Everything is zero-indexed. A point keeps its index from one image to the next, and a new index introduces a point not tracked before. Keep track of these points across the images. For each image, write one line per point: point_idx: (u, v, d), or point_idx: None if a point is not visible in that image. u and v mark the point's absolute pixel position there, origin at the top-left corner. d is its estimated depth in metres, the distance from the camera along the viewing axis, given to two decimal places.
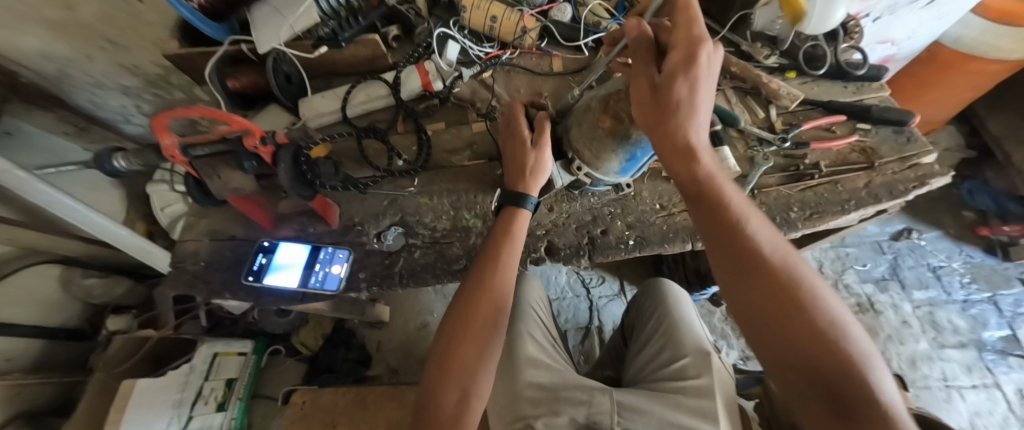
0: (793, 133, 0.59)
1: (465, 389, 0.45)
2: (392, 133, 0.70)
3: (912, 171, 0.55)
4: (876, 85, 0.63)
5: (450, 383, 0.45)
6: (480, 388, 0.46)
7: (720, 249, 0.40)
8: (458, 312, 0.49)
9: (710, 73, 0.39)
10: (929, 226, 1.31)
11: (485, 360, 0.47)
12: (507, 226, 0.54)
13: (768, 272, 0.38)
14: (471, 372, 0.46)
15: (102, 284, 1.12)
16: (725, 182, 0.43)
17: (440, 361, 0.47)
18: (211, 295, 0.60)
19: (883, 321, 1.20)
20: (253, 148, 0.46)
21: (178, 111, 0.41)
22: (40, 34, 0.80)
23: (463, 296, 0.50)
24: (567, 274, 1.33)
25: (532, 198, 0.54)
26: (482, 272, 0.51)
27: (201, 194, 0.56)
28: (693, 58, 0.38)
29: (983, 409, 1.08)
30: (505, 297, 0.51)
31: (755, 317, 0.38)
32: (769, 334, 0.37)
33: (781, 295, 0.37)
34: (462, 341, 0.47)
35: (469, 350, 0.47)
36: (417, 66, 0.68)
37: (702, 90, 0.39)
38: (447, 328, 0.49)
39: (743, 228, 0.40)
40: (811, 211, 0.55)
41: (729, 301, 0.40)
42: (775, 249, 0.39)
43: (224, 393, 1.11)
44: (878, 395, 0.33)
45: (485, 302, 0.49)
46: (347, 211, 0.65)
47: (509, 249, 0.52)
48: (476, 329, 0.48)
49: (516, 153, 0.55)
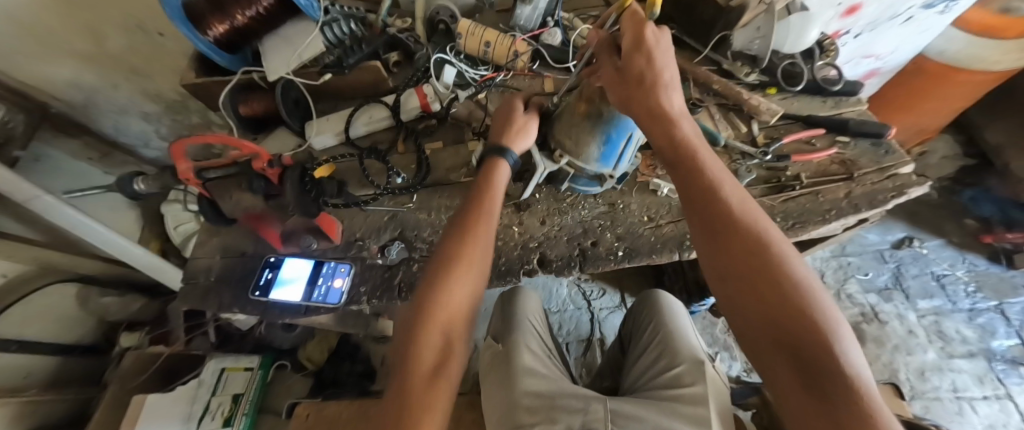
0: (773, 147, 0.61)
1: (448, 336, 0.44)
2: (393, 153, 0.74)
3: (891, 181, 0.57)
4: (854, 99, 0.66)
5: (434, 331, 0.43)
6: (462, 333, 0.45)
7: (695, 210, 0.43)
8: (439, 261, 0.48)
9: (664, 49, 0.44)
10: (931, 234, 1.31)
11: (467, 305, 0.47)
12: (489, 175, 0.55)
13: (738, 230, 0.39)
14: (454, 316, 0.45)
15: (118, 303, 1.19)
16: (704, 151, 0.45)
17: (419, 310, 0.45)
18: (220, 309, 0.63)
19: (888, 331, 1.18)
20: (262, 170, 0.51)
21: (195, 137, 0.46)
22: (70, 66, 0.87)
23: (445, 245, 0.50)
24: (569, 286, 1.34)
25: (514, 153, 0.56)
26: (465, 222, 0.51)
27: (215, 215, 0.59)
28: (642, 38, 0.44)
29: (996, 421, 1.05)
30: (486, 247, 0.51)
31: (729, 277, 0.39)
32: (739, 291, 0.37)
33: (749, 252, 0.38)
34: (444, 287, 0.46)
35: (454, 295, 0.46)
36: (415, 89, 0.72)
37: (662, 61, 0.44)
38: (427, 278, 0.48)
39: (714, 188, 0.42)
40: (794, 221, 0.56)
41: (705, 262, 0.41)
42: (744, 209, 0.41)
43: (230, 408, 1.08)
44: (841, 360, 0.31)
45: (468, 249, 0.49)
46: (350, 227, 0.69)
47: (490, 201, 0.53)
48: (463, 272, 0.47)
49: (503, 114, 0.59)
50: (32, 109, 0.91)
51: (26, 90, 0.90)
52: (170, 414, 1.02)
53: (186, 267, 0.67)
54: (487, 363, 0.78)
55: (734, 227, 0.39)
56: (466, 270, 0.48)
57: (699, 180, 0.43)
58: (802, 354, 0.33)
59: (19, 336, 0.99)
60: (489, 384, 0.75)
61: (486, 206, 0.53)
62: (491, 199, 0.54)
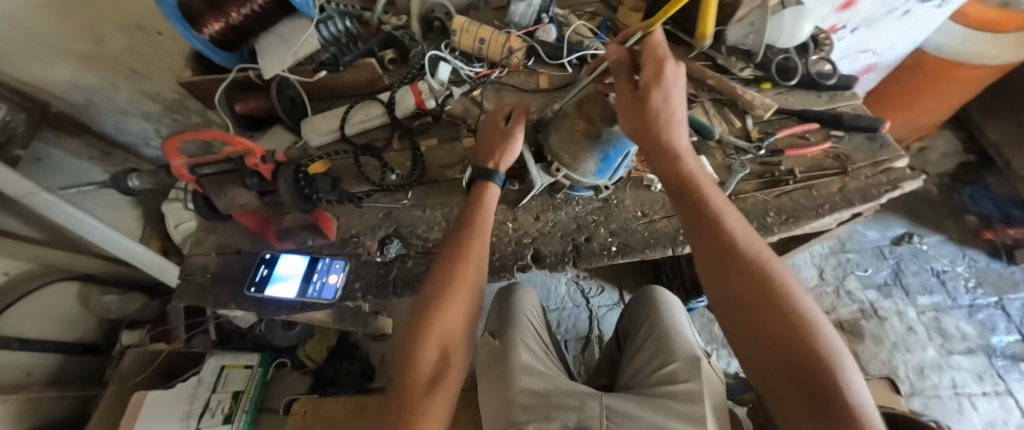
0: (767, 142, 0.61)
1: (446, 348, 0.46)
2: (389, 150, 0.74)
3: (885, 175, 0.57)
4: (848, 93, 0.66)
5: (431, 342, 0.46)
6: (460, 344, 0.48)
7: (700, 243, 0.43)
8: (437, 277, 0.50)
9: (677, 85, 0.45)
10: (931, 230, 1.30)
11: (464, 318, 0.49)
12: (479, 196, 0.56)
13: (744, 263, 0.39)
14: (452, 328, 0.47)
15: (120, 301, 1.20)
16: (710, 186, 0.46)
17: (419, 322, 0.47)
18: (217, 305, 0.64)
19: (887, 328, 1.18)
20: (254, 166, 0.49)
21: (189, 133, 0.46)
22: (69, 66, 0.87)
23: (442, 262, 0.52)
24: (567, 284, 1.34)
25: (500, 174, 0.57)
26: (460, 237, 0.53)
27: (210, 211, 0.60)
28: (660, 73, 0.44)
29: (997, 418, 1.05)
30: (481, 262, 0.53)
31: (736, 309, 0.38)
32: (745, 324, 0.37)
33: (755, 286, 0.37)
34: (441, 301, 0.48)
35: (451, 309, 0.48)
36: (411, 86, 0.72)
37: (674, 96, 0.45)
38: (426, 291, 0.50)
39: (720, 222, 0.42)
40: (787, 216, 0.56)
41: (711, 295, 0.41)
42: (750, 243, 0.41)
43: (231, 405, 1.09)
44: (853, 399, 0.31)
45: (463, 267, 0.51)
46: (345, 224, 0.69)
47: (484, 219, 0.55)
48: (458, 290, 0.49)
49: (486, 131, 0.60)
50: (33, 109, 0.92)
51: (27, 90, 0.91)
52: (169, 413, 1.01)
53: (184, 264, 0.68)
54: (483, 359, 0.79)
55: (740, 261, 0.39)
56: (461, 285, 0.50)
57: (705, 214, 0.43)
58: (810, 387, 0.32)
59: (21, 334, 1.00)
60: (485, 381, 0.75)
61: (478, 222, 0.55)
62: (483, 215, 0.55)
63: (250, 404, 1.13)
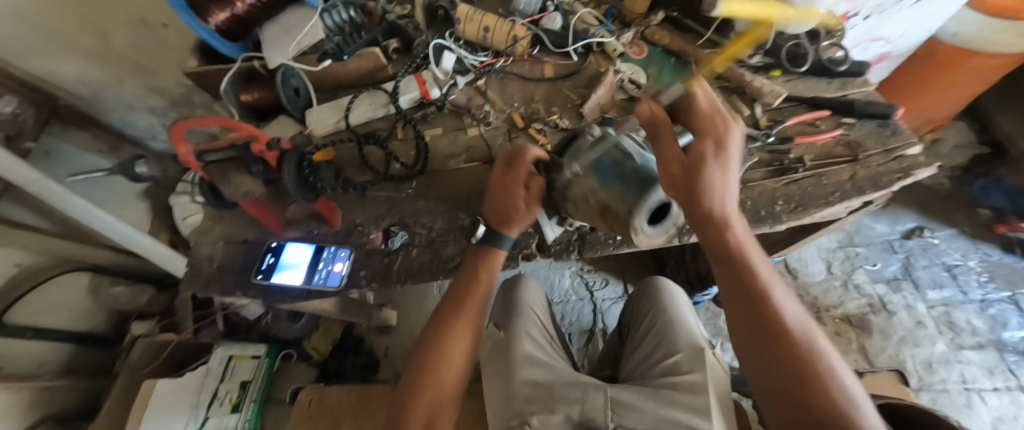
0: (776, 129, 0.60)
1: (433, 412, 0.48)
2: (393, 140, 0.73)
3: (897, 163, 0.55)
4: (860, 80, 0.64)
5: (419, 409, 0.48)
6: (448, 411, 0.49)
7: (737, 303, 0.40)
8: (430, 343, 0.52)
9: (733, 155, 0.41)
10: (942, 224, 1.28)
11: (454, 385, 0.51)
12: (480, 264, 0.56)
13: (787, 342, 0.36)
14: (441, 395, 0.49)
15: (129, 292, 1.21)
16: (760, 259, 0.41)
17: (411, 389, 0.49)
18: (224, 293, 0.64)
19: (896, 322, 1.16)
20: (259, 153, 0.49)
21: (193, 120, 0.46)
22: (78, 60, 0.88)
23: (435, 324, 0.54)
24: (571, 277, 1.34)
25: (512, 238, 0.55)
26: (454, 302, 0.55)
27: (215, 198, 0.60)
28: (717, 148, 0.40)
29: (1008, 414, 1.04)
30: (475, 326, 0.55)
31: (778, 393, 0.36)
32: (784, 406, 0.35)
33: (796, 359, 0.35)
34: (432, 369, 0.50)
35: (439, 380, 0.50)
36: (415, 76, 0.73)
37: (729, 166, 0.40)
38: (420, 357, 0.52)
39: (767, 295, 0.39)
40: (796, 204, 0.55)
41: (743, 357, 0.39)
42: (799, 323, 0.38)
43: (239, 394, 1.11)
44: None
45: (456, 331, 0.52)
46: (350, 214, 0.69)
47: (483, 283, 0.55)
48: (452, 354, 0.51)
49: (502, 196, 0.54)
50: (43, 104, 0.93)
51: (37, 84, 0.92)
52: (178, 402, 1.01)
53: (190, 254, 0.68)
54: (487, 351, 0.78)
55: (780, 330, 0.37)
56: (453, 353, 0.51)
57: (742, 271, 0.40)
58: None
59: (33, 325, 1.02)
60: (489, 372, 0.75)
61: (476, 285, 0.56)
62: (481, 278, 0.56)
63: (257, 394, 1.16)
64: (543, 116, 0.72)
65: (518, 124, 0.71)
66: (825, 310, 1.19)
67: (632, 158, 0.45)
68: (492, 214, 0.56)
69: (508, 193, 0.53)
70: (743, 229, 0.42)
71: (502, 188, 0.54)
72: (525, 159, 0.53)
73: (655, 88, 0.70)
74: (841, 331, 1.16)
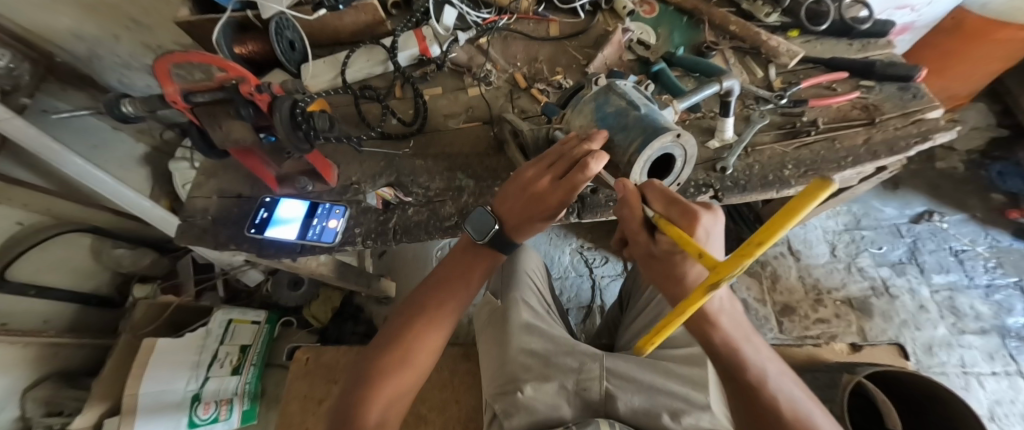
0: (790, 91, 0.58)
1: (391, 401, 0.46)
2: (391, 98, 0.71)
3: (916, 126, 0.53)
4: (883, 41, 0.62)
5: (379, 395, 0.45)
6: (405, 401, 0.47)
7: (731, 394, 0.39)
8: (404, 328, 0.49)
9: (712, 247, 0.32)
10: (953, 209, 1.25)
11: (417, 378, 0.48)
12: (468, 258, 0.52)
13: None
14: (404, 384, 0.47)
15: (131, 255, 1.19)
16: (751, 348, 0.38)
17: (373, 373, 0.47)
18: (218, 246, 0.64)
19: (898, 306, 1.15)
20: (249, 95, 0.48)
21: (178, 55, 0.44)
22: (72, 15, 0.84)
23: (413, 308, 0.51)
24: (571, 254, 1.33)
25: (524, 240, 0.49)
26: (437, 291, 0.52)
27: (206, 146, 0.58)
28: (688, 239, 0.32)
29: (1005, 397, 1.03)
30: (453, 321, 0.52)
31: None
32: None
33: None
34: (402, 358, 0.47)
35: (405, 372, 0.47)
36: (414, 32, 0.70)
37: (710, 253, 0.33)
38: (391, 341, 0.49)
39: (764, 389, 0.37)
40: (806, 169, 0.53)
41: None
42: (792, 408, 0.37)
43: (239, 358, 1.12)
44: None
45: (430, 330, 0.49)
46: (346, 172, 0.67)
47: (463, 282, 0.52)
48: (420, 355, 0.48)
49: (533, 201, 0.44)
50: (38, 62, 0.88)
51: (30, 39, 0.87)
52: (177, 361, 1.00)
53: (185, 207, 0.68)
54: (483, 319, 0.78)
55: (771, 408, 0.36)
56: (426, 346, 0.49)
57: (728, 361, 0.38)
58: None
59: (36, 283, 1.02)
60: (485, 339, 0.75)
61: (461, 281, 0.52)
62: (472, 275, 0.53)
63: (256, 359, 1.16)
64: (547, 76, 0.69)
65: (520, 83, 0.68)
66: (826, 292, 1.18)
67: (637, 109, 0.43)
68: (505, 212, 0.47)
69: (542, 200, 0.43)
70: (731, 321, 0.38)
71: (542, 197, 0.43)
72: (585, 175, 0.39)
73: (665, 49, 0.67)
74: (841, 313, 1.15)
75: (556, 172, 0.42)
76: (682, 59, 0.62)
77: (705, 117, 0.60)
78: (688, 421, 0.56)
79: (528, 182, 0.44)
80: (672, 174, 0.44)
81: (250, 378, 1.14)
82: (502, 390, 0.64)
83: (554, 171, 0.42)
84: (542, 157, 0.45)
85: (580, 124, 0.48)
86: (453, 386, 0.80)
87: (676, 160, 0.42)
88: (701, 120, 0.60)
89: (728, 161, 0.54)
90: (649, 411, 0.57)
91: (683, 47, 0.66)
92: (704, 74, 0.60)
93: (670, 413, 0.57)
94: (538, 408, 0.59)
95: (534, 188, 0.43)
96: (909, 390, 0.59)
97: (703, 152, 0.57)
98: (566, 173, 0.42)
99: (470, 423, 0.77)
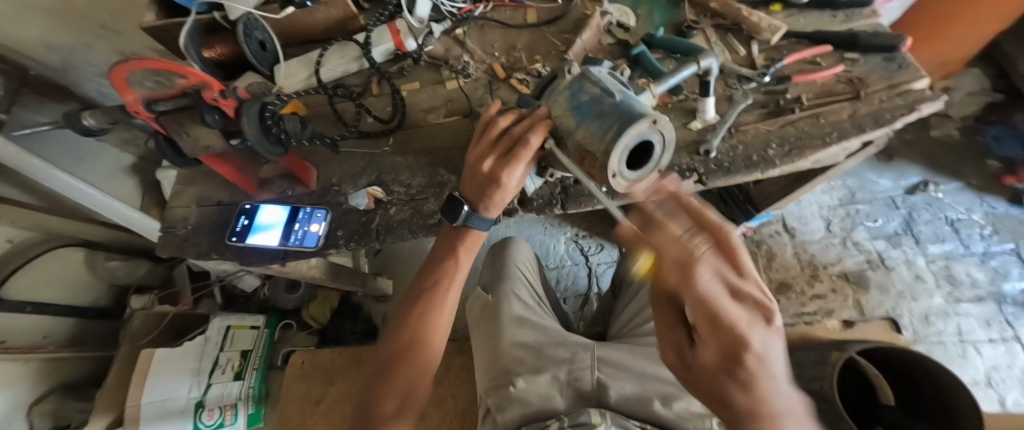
0: (774, 68, 0.56)
1: (405, 393, 0.50)
2: (368, 96, 0.70)
3: (902, 98, 0.51)
4: (867, 11, 0.60)
5: (393, 389, 0.50)
6: (420, 394, 0.51)
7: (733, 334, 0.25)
8: (409, 323, 0.52)
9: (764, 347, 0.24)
10: (948, 177, 1.24)
11: (430, 369, 0.52)
12: (443, 256, 0.53)
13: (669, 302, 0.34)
14: (411, 384, 0.50)
15: (125, 267, 1.15)
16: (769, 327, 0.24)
17: (387, 368, 0.51)
18: (200, 255, 0.63)
19: (894, 277, 1.15)
20: (214, 101, 0.47)
21: (135, 62, 0.42)
22: None
23: (414, 301, 0.54)
24: (566, 243, 1.32)
25: (476, 217, 0.50)
26: (429, 283, 0.53)
27: (176, 155, 0.57)
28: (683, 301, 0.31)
29: (1002, 363, 1.03)
30: (446, 313, 0.54)
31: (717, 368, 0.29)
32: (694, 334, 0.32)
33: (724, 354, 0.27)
34: (412, 354, 0.51)
35: (414, 366, 0.51)
36: (388, 26, 0.67)
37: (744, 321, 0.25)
38: (396, 339, 0.52)
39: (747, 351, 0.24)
40: (791, 147, 0.52)
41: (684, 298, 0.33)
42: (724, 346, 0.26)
43: (241, 364, 1.09)
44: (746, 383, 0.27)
45: (419, 353, 0.51)
46: (326, 173, 0.66)
47: (442, 291, 0.53)
48: (403, 375, 0.50)
49: (485, 177, 0.47)
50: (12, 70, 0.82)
51: None
52: (179, 369, 1.02)
53: (165, 216, 0.67)
54: (476, 314, 0.77)
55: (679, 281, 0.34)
56: (431, 342, 0.52)
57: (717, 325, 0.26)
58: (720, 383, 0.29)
59: (33, 298, 0.99)
60: (477, 335, 0.74)
61: (447, 269, 0.53)
62: (458, 262, 0.53)
63: (259, 362, 1.13)
64: (526, 65, 0.67)
65: (499, 74, 0.67)
66: (822, 268, 1.17)
67: (613, 96, 0.41)
68: (468, 190, 0.49)
69: (494, 173, 0.46)
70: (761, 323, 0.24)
71: (490, 173, 0.46)
72: (528, 150, 0.44)
73: (645, 30, 0.65)
74: (838, 288, 1.14)
75: (501, 151, 0.46)
76: (661, 41, 0.61)
77: (688, 99, 0.59)
78: (679, 406, 0.55)
79: (478, 163, 0.48)
80: (651, 160, 0.42)
81: (254, 382, 1.11)
82: (494, 385, 0.63)
83: (500, 150, 0.46)
84: (485, 136, 0.49)
85: (557, 114, 0.46)
86: (451, 380, 0.81)
87: (654, 145, 0.41)
88: (682, 103, 0.59)
89: (712, 144, 0.53)
90: (641, 397, 0.57)
91: (663, 28, 0.64)
92: (682, 55, 0.59)
93: (662, 399, 0.57)
94: (532, 401, 0.58)
95: (482, 167, 0.47)
96: (902, 362, 0.59)
97: (687, 135, 0.56)
98: (510, 150, 0.46)
99: (467, 417, 0.77)
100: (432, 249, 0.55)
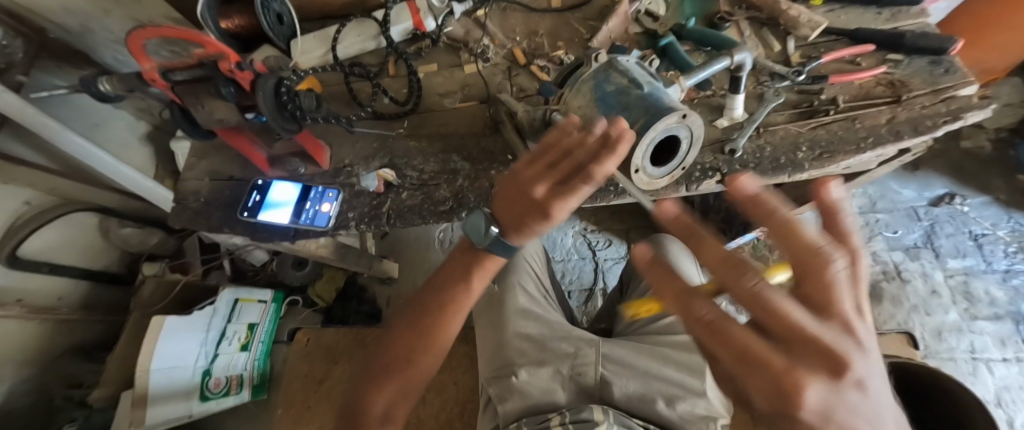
0: (809, 67, 0.54)
1: (394, 401, 0.49)
2: (384, 76, 0.68)
3: (945, 104, 0.49)
4: (914, 10, 0.57)
5: (384, 393, 0.49)
6: (408, 403, 0.50)
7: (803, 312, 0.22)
8: (412, 331, 0.51)
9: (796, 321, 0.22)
10: (975, 191, 1.19)
11: (421, 381, 0.51)
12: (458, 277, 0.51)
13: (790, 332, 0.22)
14: (402, 394, 0.50)
15: (138, 234, 1.15)
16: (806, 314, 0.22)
17: (381, 369, 0.51)
18: (210, 229, 0.63)
19: (909, 290, 1.12)
20: (230, 72, 0.46)
21: (152, 29, 0.42)
22: None
23: (422, 313, 0.52)
24: (574, 236, 1.31)
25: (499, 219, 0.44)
26: (440, 301, 0.51)
27: (190, 126, 0.56)
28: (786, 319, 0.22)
29: (1014, 383, 1.01)
30: (451, 333, 0.51)
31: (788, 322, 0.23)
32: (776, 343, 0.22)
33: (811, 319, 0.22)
34: (410, 365, 0.50)
35: (407, 377, 0.50)
36: (408, 4, 0.66)
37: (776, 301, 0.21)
38: (398, 343, 0.51)
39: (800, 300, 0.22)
40: (821, 151, 0.49)
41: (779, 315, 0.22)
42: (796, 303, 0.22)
43: (247, 335, 1.11)
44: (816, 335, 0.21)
45: (416, 364, 0.50)
46: (337, 154, 0.65)
47: (451, 313, 0.51)
48: (396, 382, 0.50)
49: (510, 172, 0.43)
50: None
51: None
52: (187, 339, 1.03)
53: (177, 188, 0.67)
54: (480, 304, 0.76)
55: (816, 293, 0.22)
56: (433, 355, 0.51)
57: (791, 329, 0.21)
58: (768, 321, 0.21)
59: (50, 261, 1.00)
60: (481, 324, 0.74)
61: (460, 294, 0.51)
62: (471, 289, 0.51)
63: (264, 336, 1.15)
64: (548, 51, 0.65)
65: (520, 59, 0.64)
66: None
67: (640, 89, 0.40)
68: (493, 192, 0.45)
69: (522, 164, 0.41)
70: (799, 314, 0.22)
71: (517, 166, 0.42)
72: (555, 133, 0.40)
73: (675, 21, 0.62)
74: None
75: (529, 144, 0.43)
76: (692, 32, 0.58)
77: (715, 95, 0.56)
78: (683, 407, 0.55)
79: None
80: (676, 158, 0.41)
81: (259, 354, 1.14)
82: (495, 375, 0.63)
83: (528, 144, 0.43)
84: None
85: (578, 104, 0.44)
86: (452, 367, 0.81)
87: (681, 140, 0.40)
88: (709, 98, 0.56)
89: (738, 143, 0.50)
90: (645, 397, 0.56)
91: (694, 19, 0.62)
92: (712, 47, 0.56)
93: (665, 400, 0.56)
94: (533, 393, 0.58)
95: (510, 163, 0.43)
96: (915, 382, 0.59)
97: (712, 132, 0.53)
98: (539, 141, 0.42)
99: (466, 404, 0.78)
100: (447, 260, 0.53)
